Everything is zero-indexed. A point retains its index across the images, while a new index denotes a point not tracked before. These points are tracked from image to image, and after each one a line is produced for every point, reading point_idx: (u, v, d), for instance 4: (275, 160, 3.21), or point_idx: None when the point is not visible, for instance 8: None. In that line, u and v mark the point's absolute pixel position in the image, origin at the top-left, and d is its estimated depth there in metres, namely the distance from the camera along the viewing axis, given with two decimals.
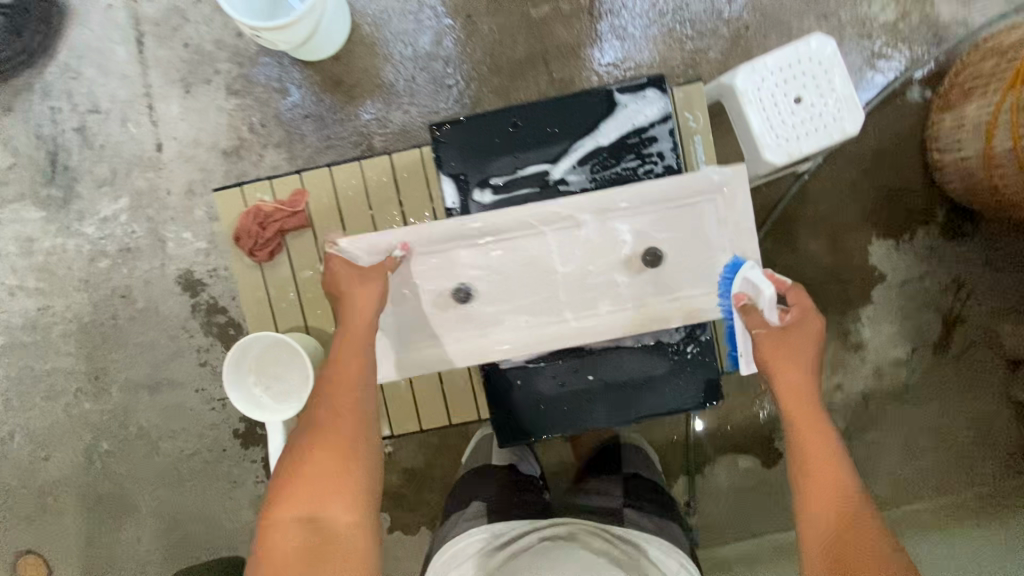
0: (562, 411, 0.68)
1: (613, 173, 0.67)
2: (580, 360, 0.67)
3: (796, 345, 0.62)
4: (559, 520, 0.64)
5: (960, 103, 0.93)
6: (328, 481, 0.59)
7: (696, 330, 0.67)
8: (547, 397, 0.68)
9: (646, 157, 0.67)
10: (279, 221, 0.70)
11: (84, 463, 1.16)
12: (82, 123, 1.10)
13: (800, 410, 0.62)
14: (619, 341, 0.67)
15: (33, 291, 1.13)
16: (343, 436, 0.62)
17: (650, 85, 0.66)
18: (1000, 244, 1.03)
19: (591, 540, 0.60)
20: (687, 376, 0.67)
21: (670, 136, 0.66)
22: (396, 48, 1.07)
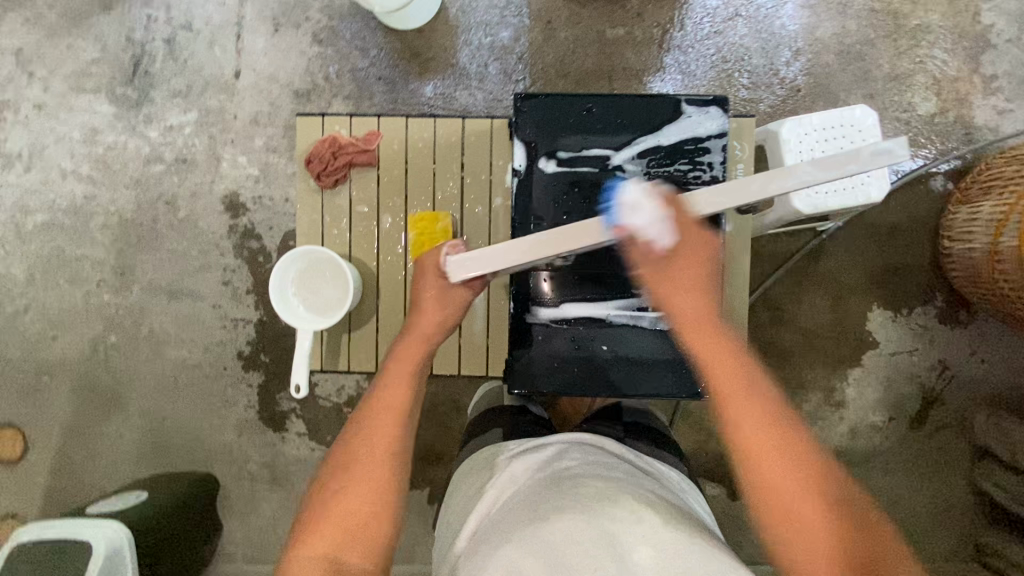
0: (572, 373, 0.73)
1: (667, 172, 0.67)
2: (598, 330, 0.73)
3: (688, 272, 0.60)
4: (559, 436, 0.67)
5: (978, 198, 1.00)
6: (359, 506, 0.57)
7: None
8: (563, 358, 0.73)
9: (697, 164, 0.67)
10: (350, 154, 0.75)
11: (88, 351, 1.19)
12: (173, 36, 1.16)
13: (716, 354, 0.56)
14: (637, 320, 0.73)
15: (84, 178, 1.18)
16: (379, 465, 0.60)
17: (716, 103, 0.67)
18: (989, 337, 1.10)
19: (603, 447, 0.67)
20: (691, 367, 0.73)
21: (723, 152, 0.67)
22: (476, 35, 1.15)
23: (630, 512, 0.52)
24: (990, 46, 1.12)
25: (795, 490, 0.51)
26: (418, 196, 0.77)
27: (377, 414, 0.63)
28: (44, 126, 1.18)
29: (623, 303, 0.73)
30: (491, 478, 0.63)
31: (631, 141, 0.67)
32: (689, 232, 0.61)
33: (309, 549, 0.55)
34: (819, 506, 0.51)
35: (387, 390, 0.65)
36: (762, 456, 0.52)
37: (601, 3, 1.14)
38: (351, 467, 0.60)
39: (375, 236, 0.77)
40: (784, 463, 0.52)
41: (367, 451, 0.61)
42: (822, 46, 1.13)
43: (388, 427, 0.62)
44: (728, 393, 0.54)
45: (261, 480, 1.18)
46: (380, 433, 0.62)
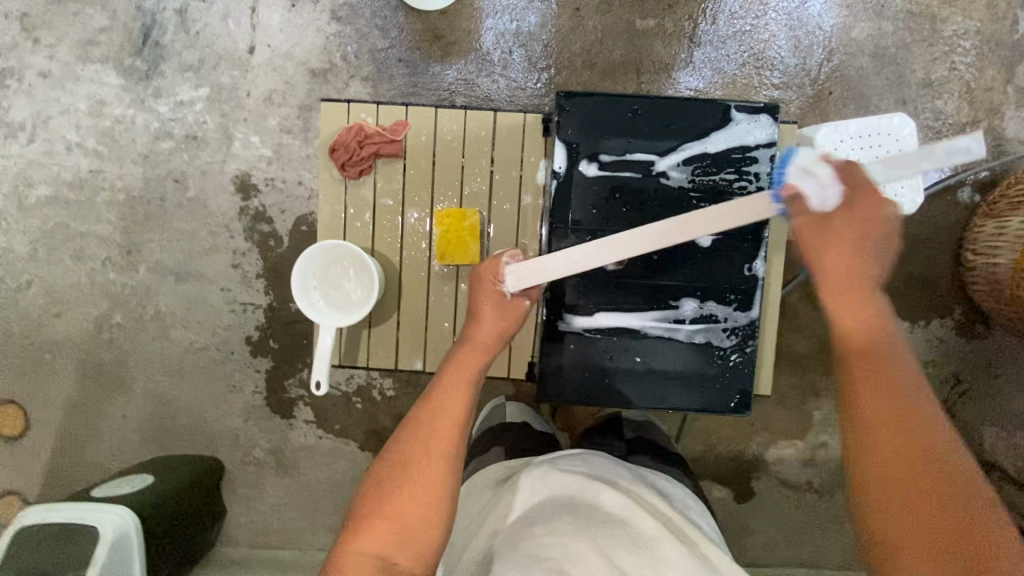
0: (603, 384, 0.71)
1: (712, 182, 0.65)
2: (633, 340, 0.71)
3: (851, 232, 0.70)
4: (571, 453, 0.69)
5: (1005, 213, 0.99)
6: (414, 512, 0.57)
7: (746, 342, 0.71)
8: (594, 368, 0.71)
9: (744, 174, 0.65)
10: (376, 143, 0.73)
11: (92, 330, 1.16)
12: (185, 7, 1.12)
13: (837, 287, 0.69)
14: (673, 333, 0.71)
15: (90, 152, 1.14)
16: (435, 473, 0.59)
17: (766, 111, 0.64)
18: (1005, 353, 1.09)
19: (609, 462, 0.69)
20: (724, 382, 0.71)
21: (771, 162, 0.65)
22: (501, 19, 1.11)
23: (647, 534, 0.56)
24: None
25: (906, 446, 0.57)
26: (444, 191, 0.75)
27: (434, 417, 0.62)
28: (49, 96, 1.13)
29: (662, 314, 0.70)
30: (504, 491, 0.65)
31: (677, 147, 0.64)
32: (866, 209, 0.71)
33: (359, 544, 0.56)
34: (878, 393, 0.60)
35: (446, 394, 0.63)
36: (867, 403, 0.60)
37: None
38: (406, 468, 0.59)
39: (399, 230, 0.75)
40: (899, 423, 0.58)
41: (423, 454, 0.60)
42: (856, 47, 1.10)
43: (445, 433, 0.61)
44: (853, 325, 0.66)
45: (266, 466, 1.17)
46: (437, 439, 0.60)
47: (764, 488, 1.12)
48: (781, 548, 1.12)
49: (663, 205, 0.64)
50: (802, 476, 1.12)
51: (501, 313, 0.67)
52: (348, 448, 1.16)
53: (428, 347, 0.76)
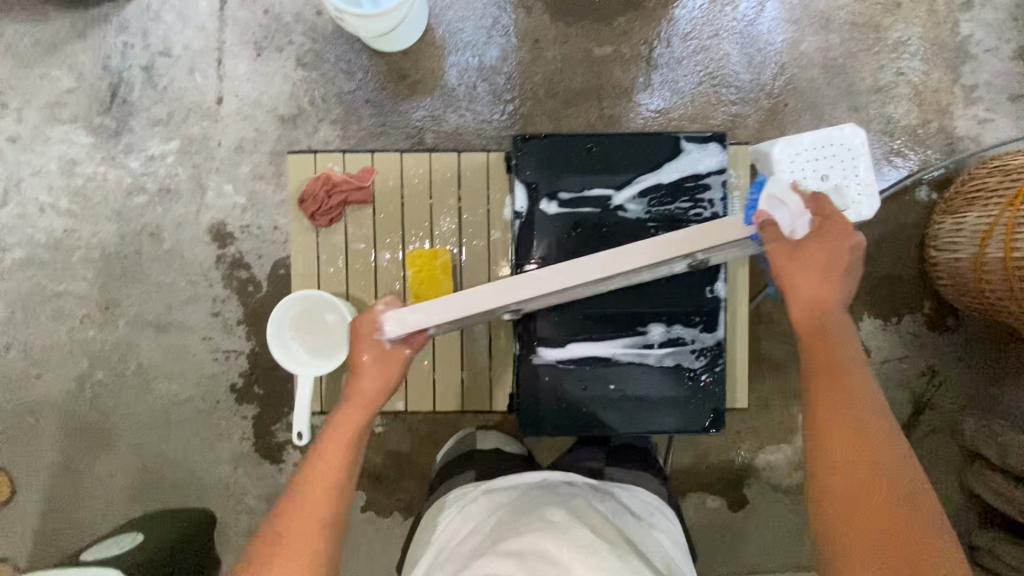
0: (580, 413, 0.72)
1: (667, 211, 0.67)
2: (605, 368, 0.72)
3: (818, 255, 0.70)
4: (530, 481, 0.71)
5: (962, 209, 1.03)
6: None
7: (716, 361, 0.73)
8: (569, 399, 0.72)
9: (698, 202, 0.67)
10: (345, 192, 0.74)
11: (74, 389, 1.15)
12: (151, 63, 1.13)
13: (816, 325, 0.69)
14: (644, 358, 0.72)
15: (63, 212, 1.14)
16: (310, 539, 0.58)
17: (714, 139, 0.67)
18: (976, 342, 1.12)
19: (567, 487, 0.70)
20: (697, 402, 0.72)
21: (723, 188, 0.67)
22: (464, 56, 1.15)
23: (583, 542, 0.55)
24: (968, 57, 1.14)
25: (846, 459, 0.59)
26: (414, 231, 0.76)
27: (306, 493, 0.61)
28: (19, 159, 1.14)
29: (631, 340, 0.72)
30: (456, 520, 0.67)
31: (632, 180, 0.66)
32: (830, 230, 0.71)
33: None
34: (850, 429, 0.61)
35: (325, 458, 0.62)
36: (830, 413, 0.62)
37: (588, 22, 1.14)
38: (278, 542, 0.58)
39: (374, 273, 0.76)
40: (846, 437, 0.60)
41: (296, 529, 0.58)
42: (807, 60, 1.14)
43: (321, 506, 0.60)
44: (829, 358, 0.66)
45: (259, 513, 1.16)
46: (313, 505, 0.60)
47: (756, 494, 1.13)
48: (778, 554, 1.13)
49: (622, 236, 0.66)
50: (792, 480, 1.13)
51: (380, 369, 0.66)
52: None
53: None
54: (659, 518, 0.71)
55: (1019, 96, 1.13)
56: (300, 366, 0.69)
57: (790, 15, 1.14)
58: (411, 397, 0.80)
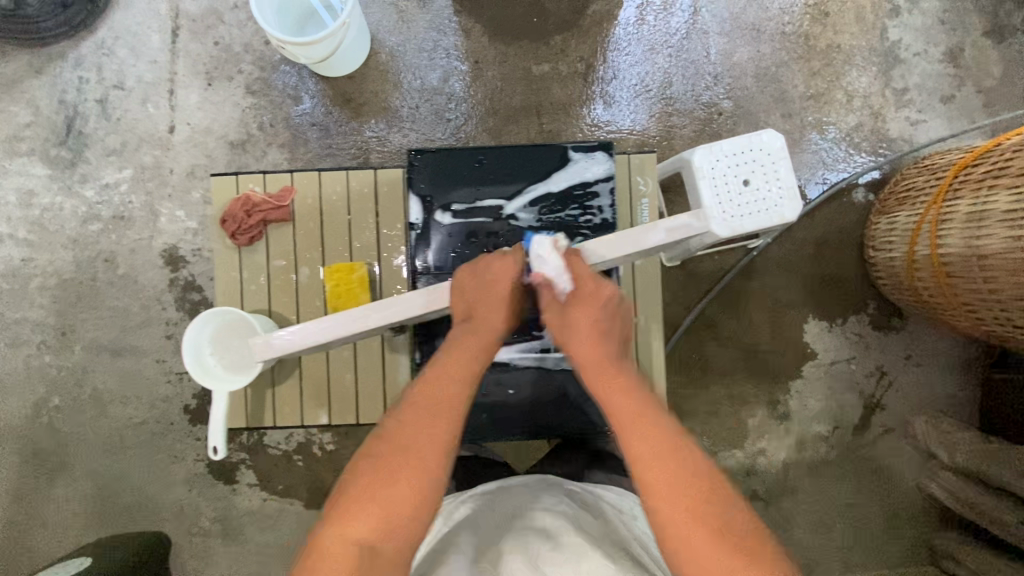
0: (480, 418, 0.74)
1: (557, 218, 0.70)
2: (503, 375, 0.73)
3: (584, 315, 0.65)
4: (525, 479, 0.71)
5: (895, 209, 1.04)
6: (388, 504, 0.52)
7: None
8: (471, 405, 0.73)
9: (587, 209, 0.70)
10: (264, 211, 0.76)
11: (31, 416, 1.17)
12: (105, 96, 1.18)
13: (604, 380, 0.63)
14: (541, 362, 0.73)
15: (21, 241, 1.17)
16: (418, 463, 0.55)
17: (600, 148, 0.70)
18: (922, 341, 1.12)
19: (562, 487, 0.69)
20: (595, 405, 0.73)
21: (611, 194, 0.70)
22: (407, 78, 1.18)
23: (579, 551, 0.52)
24: (898, 61, 1.16)
25: (695, 545, 0.51)
26: (335, 248, 0.78)
27: (421, 414, 0.58)
28: None
29: (528, 345, 0.73)
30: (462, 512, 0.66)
31: (523, 190, 0.70)
32: (587, 278, 0.65)
33: (343, 528, 0.51)
34: (677, 489, 0.54)
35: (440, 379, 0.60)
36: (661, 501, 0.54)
37: (525, 42, 1.18)
38: (392, 455, 0.55)
39: (294, 289, 0.78)
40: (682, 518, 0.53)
41: (406, 446, 0.56)
42: (740, 70, 1.17)
43: (439, 432, 0.57)
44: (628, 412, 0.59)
45: (213, 534, 1.16)
46: (424, 430, 0.57)
47: None
48: None
49: (514, 244, 0.69)
50: (746, 486, 1.13)
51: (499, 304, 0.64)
52: (294, 508, 1.15)
53: (331, 399, 0.78)
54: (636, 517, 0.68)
55: (950, 97, 1.15)
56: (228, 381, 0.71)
57: (722, 27, 1.18)
58: (334, 411, 0.79)
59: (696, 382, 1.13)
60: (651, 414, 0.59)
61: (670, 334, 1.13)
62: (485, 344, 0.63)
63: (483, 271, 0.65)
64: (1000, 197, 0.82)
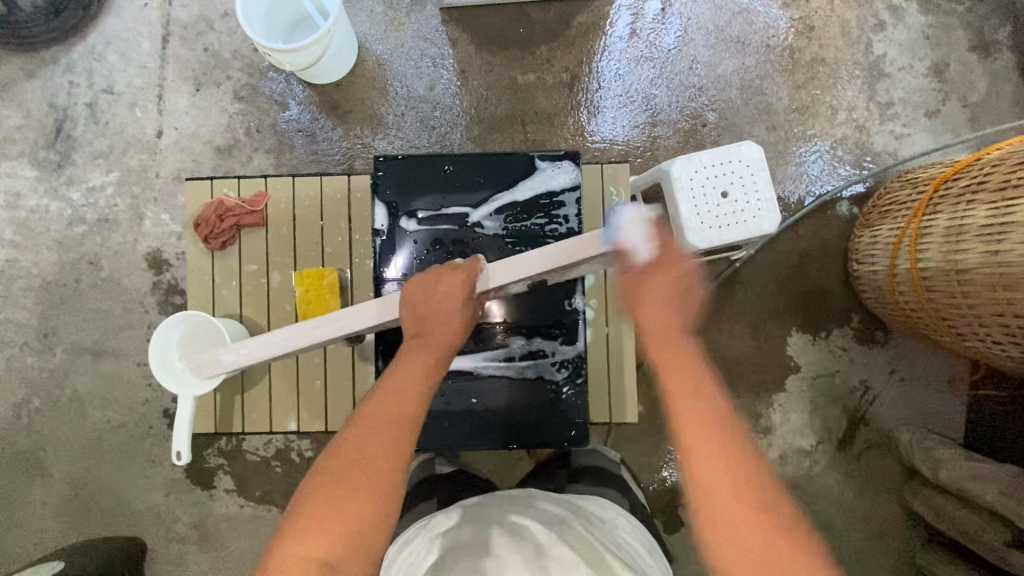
0: (442, 426, 0.72)
1: (523, 227, 0.70)
2: (466, 382, 0.72)
3: (659, 282, 0.66)
4: (511, 494, 0.65)
5: (877, 222, 1.04)
6: (343, 521, 0.50)
7: (578, 373, 0.73)
8: (433, 413, 0.72)
9: (553, 218, 0.70)
10: (237, 216, 0.77)
11: (11, 417, 1.17)
12: (94, 100, 1.19)
13: (664, 342, 0.62)
14: (507, 370, 0.73)
15: (7, 243, 1.18)
16: (374, 476, 0.53)
17: (567, 157, 0.71)
18: (906, 356, 1.11)
19: (549, 500, 0.63)
20: (561, 415, 0.72)
21: (577, 204, 0.70)
22: (394, 86, 1.19)
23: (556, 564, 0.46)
24: (883, 75, 1.16)
25: (740, 523, 0.49)
26: (307, 254, 0.78)
27: (375, 425, 0.56)
28: None
29: (492, 353, 0.73)
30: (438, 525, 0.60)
31: (489, 198, 0.70)
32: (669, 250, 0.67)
33: (297, 548, 0.49)
34: (719, 455, 0.52)
35: (394, 389, 0.59)
36: (711, 476, 0.51)
37: (511, 52, 1.19)
38: (347, 469, 0.53)
39: (265, 294, 0.78)
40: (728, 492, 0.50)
41: (357, 459, 0.54)
42: (725, 82, 1.17)
43: (392, 442, 0.55)
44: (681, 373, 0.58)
45: (189, 540, 1.15)
46: (377, 440, 0.55)
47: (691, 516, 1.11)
48: None
49: (478, 252, 0.69)
50: None
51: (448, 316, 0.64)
52: (270, 515, 1.14)
53: (299, 405, 0.77)
54: (622, 527, 0.62)
55: (935, 112, 1.15)
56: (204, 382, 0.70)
57: (707, 39, 1.18)
58: (303, 417, 0.78)
59: None
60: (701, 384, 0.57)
61: None
62: (439, 355, 0.62)
63: (435, 284, 0.64)
64: (977, 212, 0.82)
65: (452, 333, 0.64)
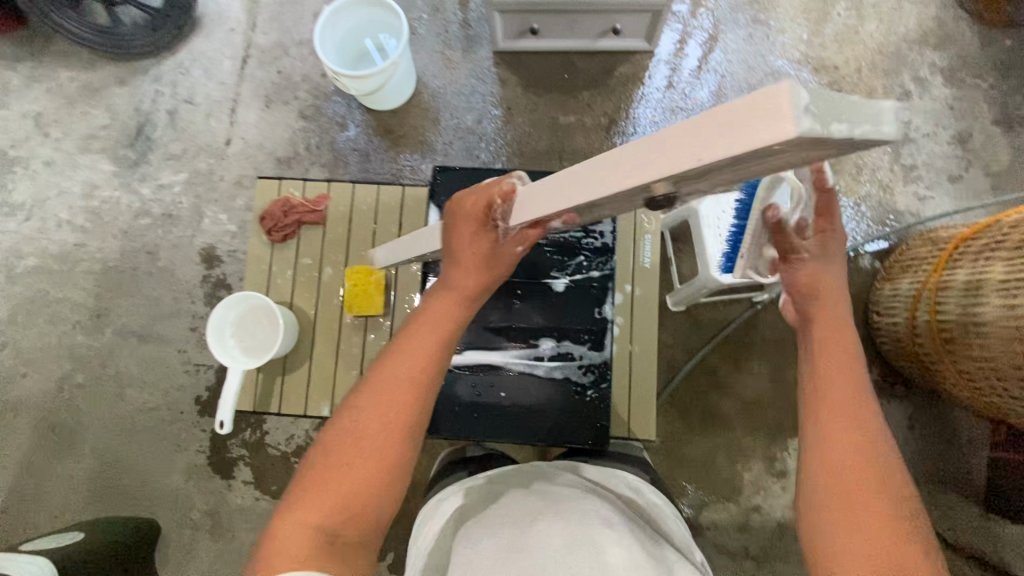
0: (473, 416, 0.80)
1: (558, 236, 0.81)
2: (496, 377, 0.81)
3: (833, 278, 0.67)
4: (537, 466, 0.74)
5: (898, 276, 1.07)
6: (351, 478, 0.55)
7: (602, 378, 0.80)
8: (462, 401, 0.80)
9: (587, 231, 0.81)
10: (300, 213, 0.85)
11: (54, 389, 1.23)
12: (175, 108, 1.31)
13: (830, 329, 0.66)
14: (534, 368, 0.81)
15: (78, 228, 1.28)
16: (378, 435, 0.57)
17: None
18: (926, 412, 1.12)
19: (570, 470, 0.71)
20: (582, 417, 0.79)
21: None
22: (445, 117, 1.29)
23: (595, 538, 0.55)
24: (908, 140, 1.22)
25: (848, 500, 0.54)
26: (359, 254, 0.86)
27: (385, 389, 0.59)
28: (50, 180, 1.30)
29: (523, 351, 0.82)
30: (472, 491, 0.70)
31: None
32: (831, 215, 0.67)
33: (303, 511, 0.52)
34: (847, 435, 0.58)
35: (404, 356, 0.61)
36: (831, 443, 0.58)
37: (555, 94, 1.29)
38: (353, 436, 0.57)
39: (317, 287, 0.85)
40: (842, 487, 0.55)
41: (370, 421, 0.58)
42: None
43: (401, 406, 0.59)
44: (829, 349, 0.64)
45: (202, 528, 1.17)
46: (388, 395, 0.59)
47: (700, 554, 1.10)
48: None
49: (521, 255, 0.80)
50: (737, 542, 1.11)
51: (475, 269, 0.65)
52: None
53: (334, 393, 0.82)
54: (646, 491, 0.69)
55: (958, 178, 1.20)
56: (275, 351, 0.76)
57: (739, 96, 1.26)
58: (336, 403, 0.83)
59: (694, 429, 1.14)
60: (848, 373, 0.62)
61: (671, 377, 1.15)
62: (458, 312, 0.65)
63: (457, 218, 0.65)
64: (995, 268, 0.85)
65: (470, 279, 0.66)
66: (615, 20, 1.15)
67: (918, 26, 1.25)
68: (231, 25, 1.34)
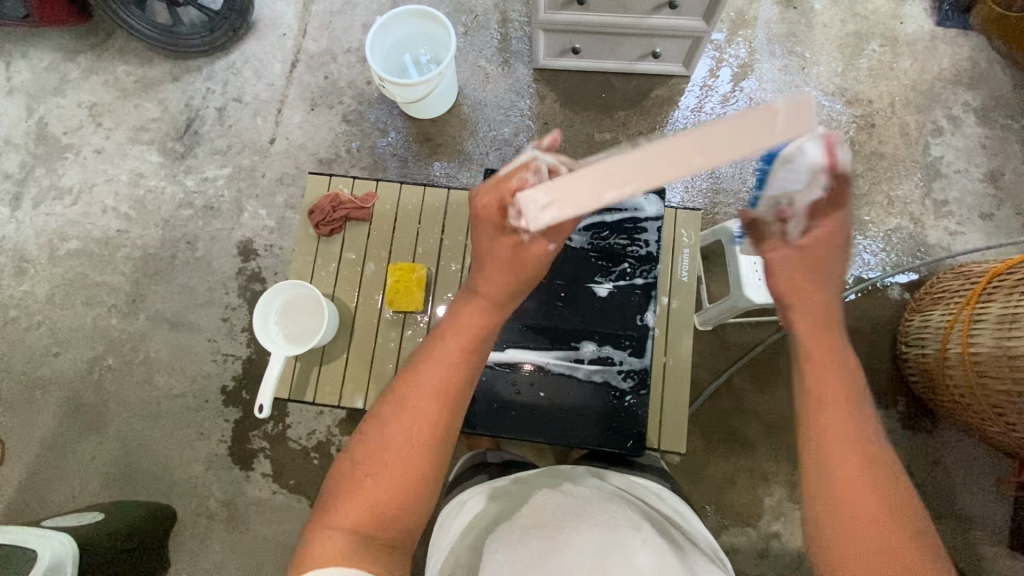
0: (511, 414, 0.82)
1: (605, 244, 0.85)
2: (539, 377, 0.83)
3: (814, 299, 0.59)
4: (562, 469, 0.75)
5: (928, 308, 1.07)
6: (376, 488, 0.55)
7: (641, 385, 0.82)
8: (501, 399, 0.82)
9: (634, 240, 0.85)
10: (348, 209, 0.87)
11: (85, 370, 1.26)
12: (224, 106, 1.36)
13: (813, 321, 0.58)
14: (573, 371, 0.82)
15: (122, 214, 1.32)
16: (401, 447, 0.57)
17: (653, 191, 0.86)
18: (953, 447, 1.10)
19: (591, 478, 0.72)
20: (619, 420, 0.81)
21: (657, 231, 0.85)
22: (482, 129, 1.33)
23: (622, 542, 0.55)
24: (939, 174, 1.24)
25: (862, 513, 0.48)
26: (402, 253, 0.88)
27: (410, 405, 0.59)
28: (99, 167, 1.35)
29: (563, 353, 0.83)
30: (492, 500, 0.69)
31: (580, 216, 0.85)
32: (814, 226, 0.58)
33: (334, 519, 0.53)
34: (853, 442, 0.52)
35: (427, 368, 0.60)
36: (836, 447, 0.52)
37: (592, 113, 1.32)
38: (377, 450, 0.57)
39: (359, 280, 0.87)
40: (848, 499, 0.49)
41: (391, 434, 0.57)
42: None
43: (428, 420, 0.58)
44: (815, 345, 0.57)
45: (217, 518, 1.18)
46: (416, 406, 0.58)
47: None
48: None
49: (570, 260, 0.85)
50: (755, 569, 1.09)
51: (503, 269, 0.64)
52: (300, 505, 1.17)
53: (369, 385, 0.83)
54: (667, 500, 0.70)
55: (989, 215, 1.21)
56: (318, 340, 0.78)
57: None
58: (370, 396, 0.84)
59: (716, 450, 1.13)
60: (839, 368, 0.56)
61: (695, 396, 1.15)
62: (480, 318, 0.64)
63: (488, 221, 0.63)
64: None
65: (498, 282, 0.64)
66: (655, 44, 1.19)
67: (952, 65, 1.28)
68: (283, 31, 1.39)
